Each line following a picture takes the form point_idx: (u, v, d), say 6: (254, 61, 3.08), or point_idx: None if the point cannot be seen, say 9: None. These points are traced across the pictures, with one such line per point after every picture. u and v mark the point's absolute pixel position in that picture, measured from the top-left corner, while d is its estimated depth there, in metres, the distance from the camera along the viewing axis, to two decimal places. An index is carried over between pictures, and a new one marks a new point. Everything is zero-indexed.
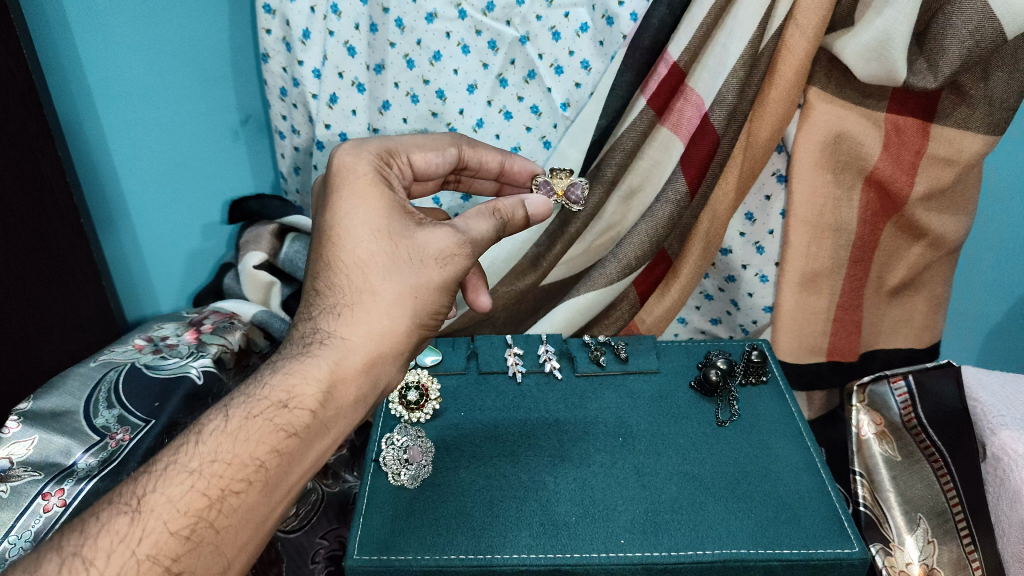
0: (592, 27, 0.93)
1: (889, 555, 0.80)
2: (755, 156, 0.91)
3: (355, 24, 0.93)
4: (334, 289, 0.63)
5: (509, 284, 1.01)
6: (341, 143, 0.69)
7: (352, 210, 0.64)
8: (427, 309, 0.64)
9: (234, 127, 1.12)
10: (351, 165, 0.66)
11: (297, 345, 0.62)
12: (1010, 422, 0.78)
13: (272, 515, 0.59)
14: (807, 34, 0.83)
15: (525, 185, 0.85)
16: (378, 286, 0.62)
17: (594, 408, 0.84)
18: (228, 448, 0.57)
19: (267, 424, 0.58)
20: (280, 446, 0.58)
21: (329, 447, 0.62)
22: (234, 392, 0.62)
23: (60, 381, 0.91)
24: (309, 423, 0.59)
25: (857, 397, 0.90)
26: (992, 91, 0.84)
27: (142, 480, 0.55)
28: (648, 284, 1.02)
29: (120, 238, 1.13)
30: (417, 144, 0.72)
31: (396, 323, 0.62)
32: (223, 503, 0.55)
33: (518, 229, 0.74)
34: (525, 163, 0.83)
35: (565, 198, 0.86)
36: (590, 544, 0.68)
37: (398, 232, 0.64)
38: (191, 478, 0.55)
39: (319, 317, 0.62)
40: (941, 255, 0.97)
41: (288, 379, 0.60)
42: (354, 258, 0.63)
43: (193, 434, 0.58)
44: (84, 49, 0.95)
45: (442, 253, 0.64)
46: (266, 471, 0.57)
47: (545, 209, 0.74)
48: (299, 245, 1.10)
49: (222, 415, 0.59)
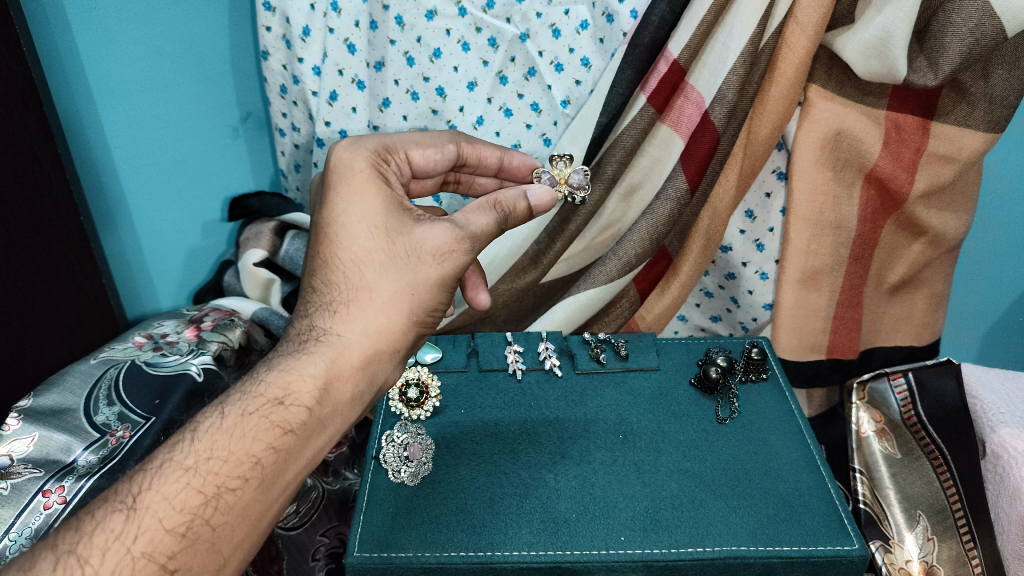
0: (592, 24, 0.93)
1: (889, 552, 0.80)
2: (755, 153, 0.90)
3: (355, 22, 0.93)
4: (330, 286, 0.63)
5: (509, 281, 1.01)
6: (337, 140, 0.69)
7: (349, 207, 0.64)
8: (425, 306, 0.64)
9: (233, 124, 1.10)
10: (348, 161, 0.66)
11: (294, 343, 0.62)
12: (1010, 420, 0.78)
13: (268, 514, 0.59)
14: (807, 31, 0.83)
15: (526, 178, 0.85)
16: (375, 283, 0.62)
17: (593, 405, 0.84)
18: (224, 445, 0.57)
19: (262, 421, 0.58)
20: (276, 444, 0.58)
21: (327, 444, 0.62)
22: (229, 390, 0.62)
23: (61, 377, 0.92)
24: (305, 420, 0.59)
25: (857, 394, 0.90)
26: (992, 89, 0.84)
27: (137, 479, 0.56)
28: (648, 281, 1.03)
29: (119, 235, 1.13)
30: (416, 141, 0.72)
31: (392, 320, 0.62)
32: (220, 500, 0.55)
33: (520, 222, 0.73)
34: (524, 158, 0.83)
35: (568, 186, 0.86)
36: (591, 541, 0.68)
37: (395, 228, 0.64)
38: (187, 476, 0.55)
39: (315, 315, 0.63)
40: (941, 253, 0.98)
41: (284, 376, 0.60)
42: (350, 255, 0.63)
43: (189, 432, 0.58)
44: (84, 47, 0.96)
45: (440, 249, 0.64)
46: (262, 468, 0.57)
47: (548, 201, 0.73)
48: (299, 242, 1.10)
49: (219, 412, 0.59)
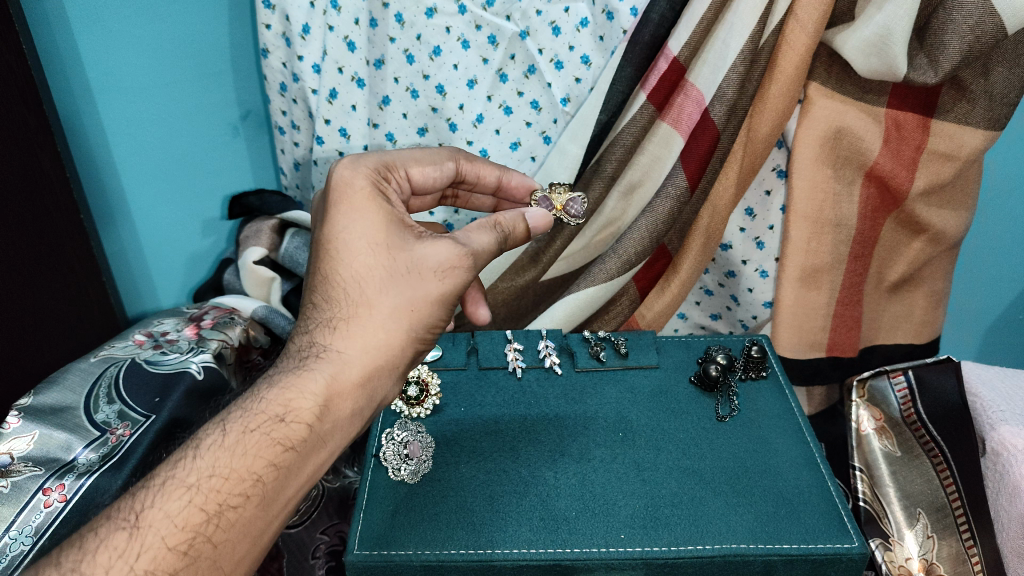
0: (592, 22, 0.93)
1: (889, 550, 0.80)
2: (756, 151, 0.90)
3: (355, 19, 0.93)
4: (330, 302, 0.63)
5: (509, 279, 1.03)
6: (339, 159, 0.69)
7: (350, 224, 0.64)
8: (425, 323, 0.64)
9: (234, 123, 1.11)
10: (349, 179, 0.66)
11: (294, 359, 0.62)
12: (1010, 418, 0.80)
13: (269, 529, 0.60)
14: (807, 29, 0.83)
15: (524, 200, 0.86)
16: (375, 299, 0.62)
17: (593, 403, 0.84)
18: (225, 463, 0.57)
19: (263, 439, 0.58)
20: (276, 461, 0.58)
21: (327, 460, 0.62)
22: (231, 405, 0.62)
23: (60, 375, 0.91)
24: (306, 437, 0.59)
25: (857, 392, 0.89)
26: (992, 86, 0.84)
27: (140, 496, 0.56)
28: (648, 279, 1.03)
29: (120, 234, 1.13)
30: (416, 159, 0.73)
31: (392, 336, 0.62)
32: (221, 518, 0.56)
33: (519, 243, 0.73)
34: (522, 179, 0.83)
35: (564, 213, 0.86)
36: (590, 539, 0.69)
37: (396, 245, 0.64)
38: (189, 494, 0.56)
39: (316, 331, 0.63)
40: (942, 250, 0.98)
41: (284, 394, 0.60)
42: (351, 272, 0.63)
43: (191, 449, 0.59)
44: (85, 47, 0.96)
45: (442, 266, 0.63)
46: (263, 485, 0.58)
47: (544, 221, 0.74)
48: (298, 241, 1.10)
49: (220, 429, 0.59)
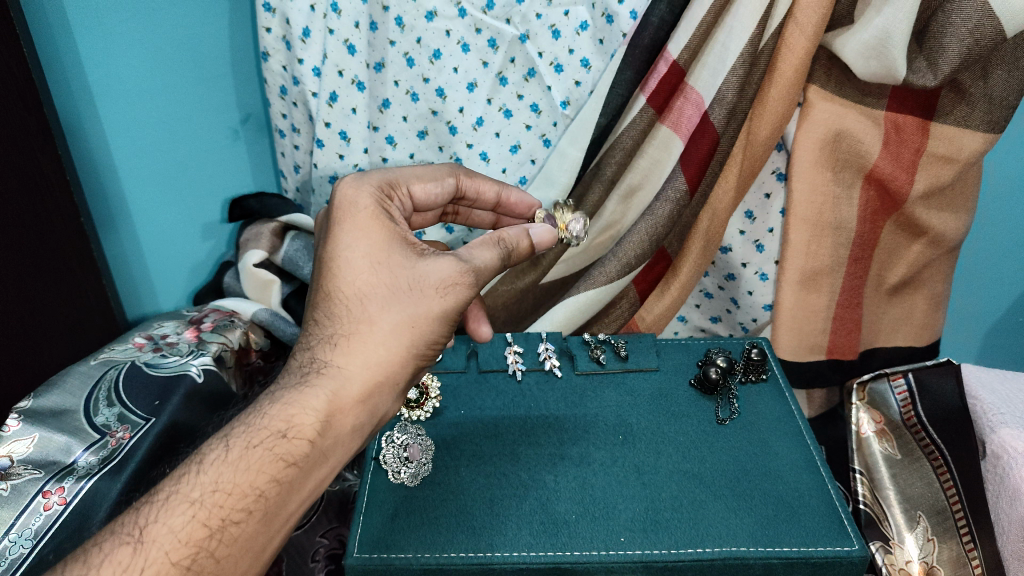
0: (592, 25, 0.93)
1: (889, 553, 0.81)
2: (756, 154, 0.90)
3: (355, 23, 0.93)
4: (332, 319, 0.63)
5: (509, 282, 1.04)
6: (342, 175, 0.69)
7: (353, 242, 0.64)
8: (426, 339, 0.64)
9: (234, 125, 1.12)
10: (352, 198, 0.66)
11: (296, 375, 0.62)
12: (1010, 420, 0.77)
13: (272, 543, 0.60)
14: (807, 32, 0.82)
15: (525, 216, 0.87)
16: (377, 317, 0.62)
17: (594, 407, 0.84)
18: (228, 478, 0.57)
19: (266, 454, 0.58)
20: (279, 476, 0.58)
21: (328, 475, 0.62)
22: (233, 420, 0.62)
23: (60, 379, 0.91)
24: (308, 452, 0.59)
25: (857, 395, 0.91)
26: (991, 89, 0.84)
27: (143, 511, 0.56)
28: (648, 282, 1.03)
29: (120, 239, 1.13)
30: (417, 174, 0.73)
31: (392, 353, 0.62)
32: (224, 533, 0.56)
33: (522, 259, 0.74)
34: (521, 195, 0.84)
35: (567, 232, 0.90)
36: (590, 543, 0.68)
37: (398, 262, 0.64)
38: (192, 508, 0.56)
39: (317, 347, 0.62)
40: (941, 253, 0.98)
41: (286, 409, 0.59)
42: (354, 289, 0.63)
43: (194, 464, 0.59)
44: (87, 53, 0.95)
45: (443, 282, 0.63)
46: (266, 500, 0.58)
47: (548, 238, 0.75)
48: (299, 244, 1.10)
49: (224, 444, 0.59)
